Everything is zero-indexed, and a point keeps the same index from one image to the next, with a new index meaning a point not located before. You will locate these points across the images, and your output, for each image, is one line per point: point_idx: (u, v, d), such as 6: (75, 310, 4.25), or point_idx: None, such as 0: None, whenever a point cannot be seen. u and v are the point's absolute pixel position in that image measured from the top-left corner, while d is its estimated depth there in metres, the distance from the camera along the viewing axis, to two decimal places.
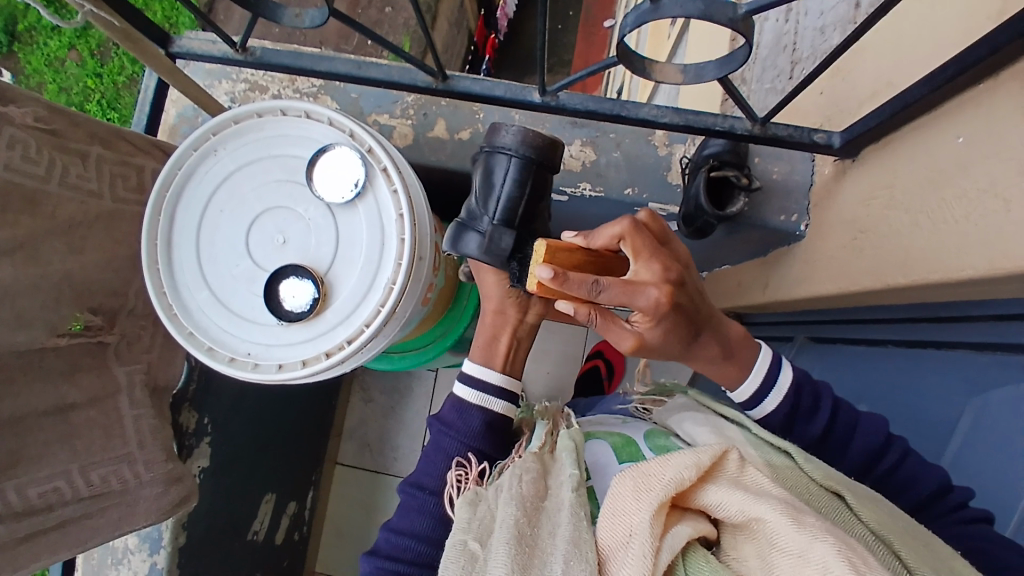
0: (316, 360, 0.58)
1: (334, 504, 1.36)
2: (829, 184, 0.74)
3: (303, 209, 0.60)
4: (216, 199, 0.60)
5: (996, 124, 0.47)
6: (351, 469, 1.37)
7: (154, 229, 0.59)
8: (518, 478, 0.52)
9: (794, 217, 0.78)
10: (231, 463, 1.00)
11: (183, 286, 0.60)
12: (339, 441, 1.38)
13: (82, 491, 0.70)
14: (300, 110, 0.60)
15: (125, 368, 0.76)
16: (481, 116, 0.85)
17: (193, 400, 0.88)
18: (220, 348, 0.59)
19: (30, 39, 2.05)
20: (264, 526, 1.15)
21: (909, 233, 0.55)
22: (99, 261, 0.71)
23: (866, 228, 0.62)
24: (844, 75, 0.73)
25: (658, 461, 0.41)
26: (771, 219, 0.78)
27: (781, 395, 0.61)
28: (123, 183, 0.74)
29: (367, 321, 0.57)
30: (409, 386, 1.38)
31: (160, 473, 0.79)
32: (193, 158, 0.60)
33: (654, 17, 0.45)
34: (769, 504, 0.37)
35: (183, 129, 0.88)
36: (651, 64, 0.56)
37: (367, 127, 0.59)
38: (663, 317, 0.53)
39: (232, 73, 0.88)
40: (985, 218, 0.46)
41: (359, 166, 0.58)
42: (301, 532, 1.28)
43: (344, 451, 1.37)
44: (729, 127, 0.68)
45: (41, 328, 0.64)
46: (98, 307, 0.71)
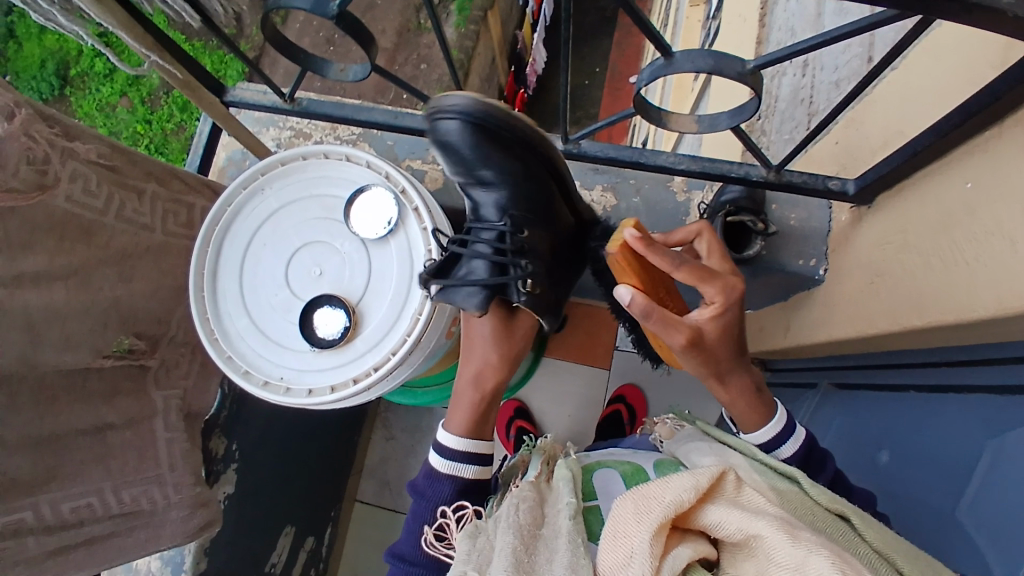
0: (344, 385, 0.60)
1: (351, 545, 1.36)
2: (846, 230, 0.75)
3: (339, 244, 0.64)
4: (259, 234, 0.65)
5: (1002, 169, 0.49)
6: (368, 508, 1.37)
7: (202, 260, 0.64)
8: (516, 507, 0.53)
9: (812, 261, 0.80)
10: (255, 492, 1.02)
11: (225, 314, 0.64)
12: (360, 479, 1.39)
13: (113, 508, 0.73)
14: (341, 154, 0.65)
15: (162, 393, 0.79)
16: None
17: (222, 427, 0.91)
18: (255, 372, 0.62)
19: (83, 84, 2.22)
20: (282, 560, 1.15)
21: (921, 278, 0.56)
22: (146, 289, 0.75)
23: (882, 270, 0.63)
24: (857, 125, 0.76)
25: (657, 484, 0.42)
26: (789, 263, 0.80)
27: (798, 442, 0.61)
28: (174, 218, 0.79)
29: (393, 349, 0.60)
30: (430, 425, 1.39)
31: (187, 496, 0.81)
32: (242, 196, 0.65)
33: (667, 71, 0.49)
34: (766, 520, 0.38)
35: (231, 172, 0.94)
36: (667, 115, 0.60)
37: (401, 170, 0.64)
38: (729, 311, 0.57)
39: (279, 121, 0.95)
40: (992, 259, 0.47)
41: (393, 206, 0.62)
42: (316, 570, 1.28)
43: (363, 489, 1.38)
44: (744, 174, 0.71)
45: (88, 348, 0.69)
46: (141, 333, 0.76)
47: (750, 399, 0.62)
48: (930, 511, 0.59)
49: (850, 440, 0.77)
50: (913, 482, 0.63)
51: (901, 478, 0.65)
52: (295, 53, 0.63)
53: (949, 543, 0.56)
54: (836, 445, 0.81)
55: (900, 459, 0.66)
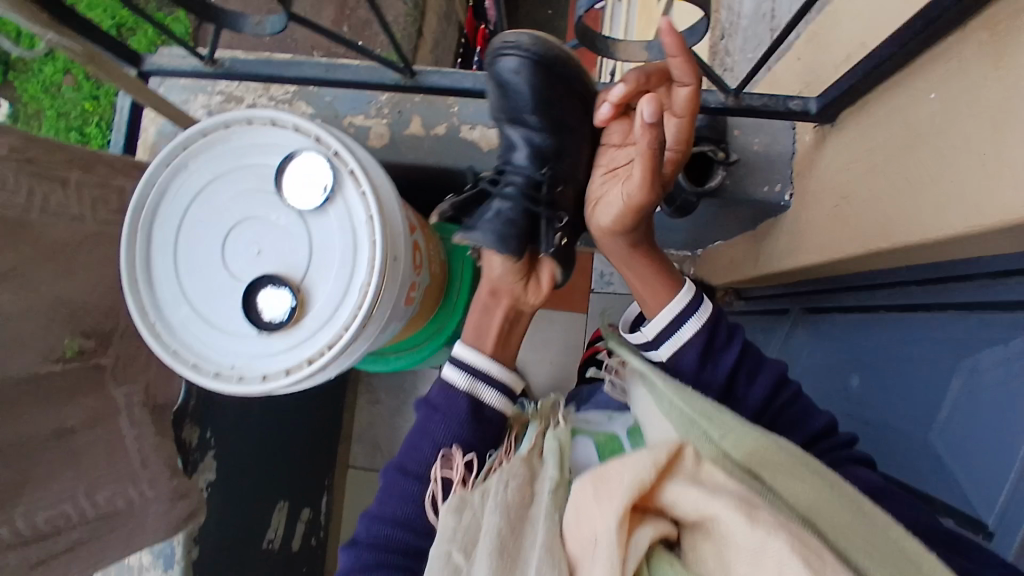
0: (299, 366, 0.58)
1: (350, 508, 1.38)
2: (811, 152, 0.72)
3: (275, 218, 0.59)
4: (189, 215, 0.60)
5: (967, 77, 0.45)
6: (362, 471, 1.38)
7: (132, 250, 0.60)
8: (503, 481, 0.50)
9: (777, 187, 0.77)
10: (240, 473, 1.01)
11: (165, 304, 0.60)
12: (351, 445, 1.39)
13: (89, 512, 0.71)
14: (265, 119, 0.60)
15: (123, 389, 0.77)
16: (455, 110, 0.85)
17: (194, 414, 0.89)
18: (204, 362, 0.59)
19: (21, 65, 2.07)
20: (280, 532, 1.16)
21: (888, 198, 0.53)
22: (86, 285, 0.71)
23: (848, 193, 0.61)
24: (818, 38, 0.71)
25: (616, 464, 0.41)
26: (754, 192, 0.77)
27: (733, 347, 0.63)
28: (104, 205, 0.74)
29: (345, 324, 0.57)
30: (414, 385, 1.38)
31: (165, 489, 0.80)
32: (164, 175, 0.60)
33: None
34: (724, 501, 0.38)
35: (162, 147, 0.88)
36: (614, 44, 0.56)
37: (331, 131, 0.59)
38: (681, 173, 0.62)
39: (207, 86, 0.88)
40: (961, 175, 0.45)
41: (327, 171, 0.58)
42: (318, 536, 1.30)
43: (354, 454, 1.39)
44: (702, 102, 0.68)
45: (33, 354, 0.65)
46: (90, 331, 0.72)
47: (651, 275, 0.66)
48: (902, 433, 0.59)
49: (822, 365, 0.77)
50: (885, 405, 0.62)
51: (875, 403, 0.64)
52: (201, 9, 0.57)
53: (922, 466, 0.56)
54: (808, 371, 0.81)
55: (872, 383, 0.65)
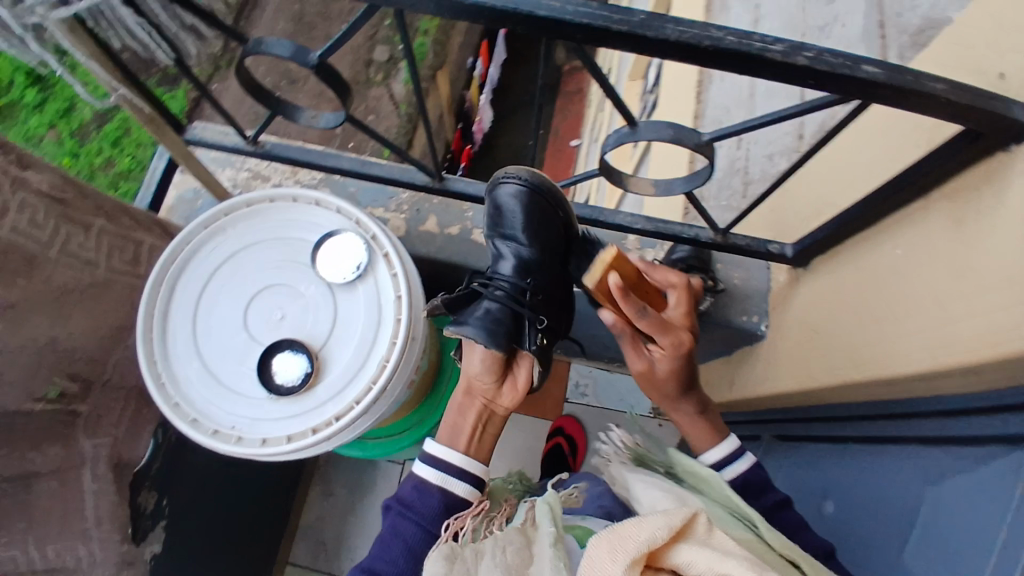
0: (303, 435, 0.62)
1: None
2: (784, 289, 0.88)
3: (303, 288, 0.67)
4: (219, 274, 0.67)
5: (929, 245, 0.62)
6: (302, 570, 1.23)
7: (152, 300, 0.64)
8: (503, 548, 0.63)
9: (754, 318, 0.90)
10: (184, 552, 0.90)
11: (174, 358, 0.64)
12: (299, 516, 1.26)
13: (36, 563, 0.69)
14: (334, 205, 0.69)
15: (92, 442, 0.74)
16: (469, 215, 0.94)
17: (154, 479, 0.82)
18: (204, 421, 0.62)
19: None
20: None
21: (885, 208, 0.68)
22: (86, 328, 0.72)
23: (853, 306, 0.72)
24: (824, 215, 0.80)
25: (632, 527, 0.56)
26: (734, 319, 0.90)
27: (748, 462, 0.73)
28: (119, 255, 0.76)
29: (338, 415, 0.62)
30: (373, 481, 1.28)
31: (113, 554, 0.76)
32: (202, 235, 0.67)
33: (631, 137, 0.62)
34: (733, 563, 0.53)
35: (180, 211, 0.90)
36: (627, 178, 0.72)
37: (371, 217, 0.67)
38: (680, 359, 0.72)
39: (236, 163, 0.95)
40: (1004, 253, 0.51)
41: (363, 252, 0.66)
42: None
43: (297, 551, 1.24)
44: (695, 236, 0.82)
45: (20, 390, 0.66)
46: (76, 374, 0.72)
47: (695, 423, 0.78)
48: None
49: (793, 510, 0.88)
50: None
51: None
52: (269, 100, 0.71)
53: None
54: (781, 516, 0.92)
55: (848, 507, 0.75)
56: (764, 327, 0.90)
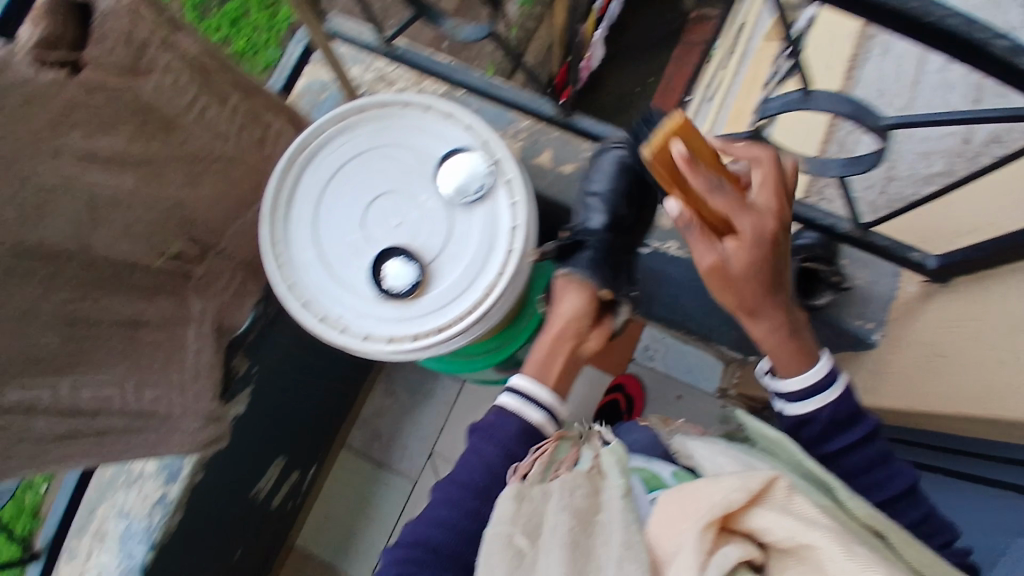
0: (401, 339, 0.65)
1: (331, 488, 1.30)
2: (915, 301, 0.81)
3: (421, 200, 0.66)
4: (344, 170, 0.66)
5: None
6: (354, 456, 1.31)
7: (279, 184, 0.65)
8: (571, 491, 0.65)
9: (869, 325, 0.86)
10: (261, 418, 0.96)
11: (293, 243, 0.66)
12: (360, 407, 1.34)
13: (131, 404, 0.72)
14: (465, 121, 0.66)
15: (201, 303, 0.78)
16: (587, 154, 0.89)
17: (248, 347, 0.88)
18: (314, 305, 0.65)
19: None
20: (268, 485, 1.07)
21: None
22: (211, 196, 0.74)
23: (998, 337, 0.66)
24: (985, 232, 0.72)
25: (707, 487, 0.57)
26: (848, 321, 0.86)
27: (841, 388, 0.66)
28: (248, 135, 0.76)
29: (438, 328, 0.64)
30: (432, 390, 1.33)
31: (205, 407, 0.79)
32: (333, 128, 0.66)
33: (801, 103, 0.60)
34: (818, 533, 0.52)
35: (305, 101, 0.91)
36: (780, 149, 0.67)
37: (502, 141, 0.65)
38: (760, 247, 0.57)
39: (364, 62, 0.94)
40: None
41: (488, 174, 0.65)
42: (293, 503, 1.20)
43: (354, 437, 1.32)
44: (831, 224, 0.79)
45: (143, 241, 0.68)
46: (196, 238, 0.75)
47: (779, 337, 0.64)
48: None
49: None
50: None
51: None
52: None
53: None
54: None
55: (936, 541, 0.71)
56: (878, 337, 0.86)
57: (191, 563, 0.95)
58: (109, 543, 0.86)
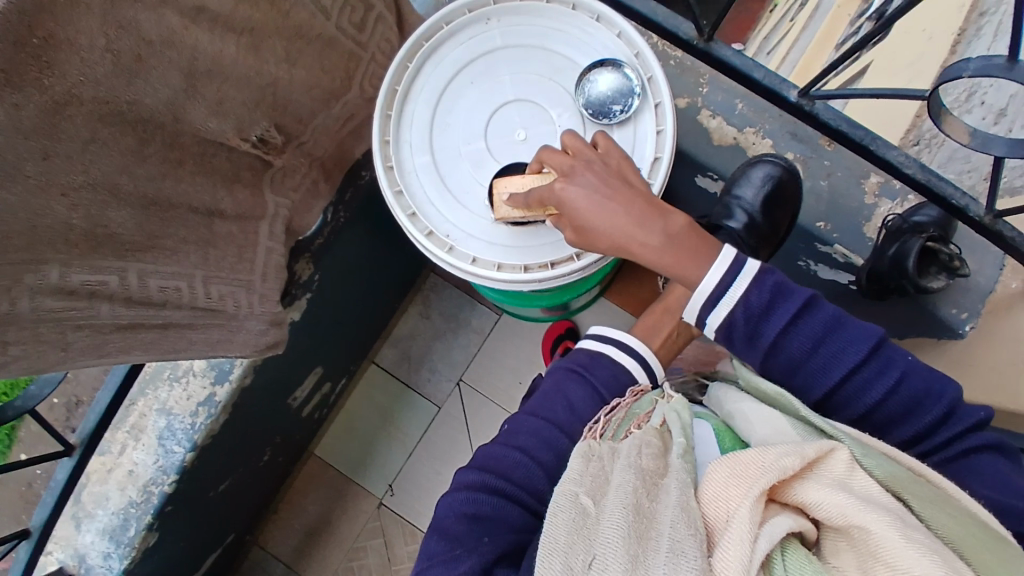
0: (513, 269, 0.59)
1: (355, 405, 1.27)
2: (1013, 299, 0.78)
3: (554, 114, 0.60)
4: (471, 69, 0.60)
5: None
6: (384, 373, 1.28)
7: (399, 75, 0.60)
8: (638, 449, 0.55)
9: (963, 315, 0.81)
10: (314, 327, 0.92)
11: (407, 145, 0.60)
12: (393, 326, 1.29)
13: (198, 300, 0.67)
14: (616, 28, 0.59)
15: (273, 196, 0.73)
16: (703, 90, 0.81)
17: (313, 253, 0.83)
18: (421, 217, 0.59)
19: None
20: (304, 394, 1.04)
21: None
22: (303, 80, 0.68)
23: None
24: None
25: (757, 451, 0.46)
26: (940, 308, 0.81)
27: (750, 278, 0.56)
28: (349, 14, 0.69)
29: (555, 261, 0.58)
30: (468, 318, 1.29)
31: (268, 310, 0.76)
32: (465, 19, 0.60)
33: (1004, 73, 0.53)
34: (876, 515, 0.41)
35: None
36: (946, 116, 0.61)
37: (655, 57, 0.58)
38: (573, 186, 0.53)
39: None
40: None
41: (634, 94, 0.58)
42: (322, 413, 1.18)
43: (383, 355, 1.28)
44: (964, 205, 0.72)
45: (233, 120, 0.63)
46: (281, 126, 0.69)
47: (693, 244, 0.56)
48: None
49: None
50: None
51: None
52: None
53: None
54: None
55: None
56: (970, 329, 0.81)
57: (226, 464, 0.92)
58: (146, 442, 0.81)
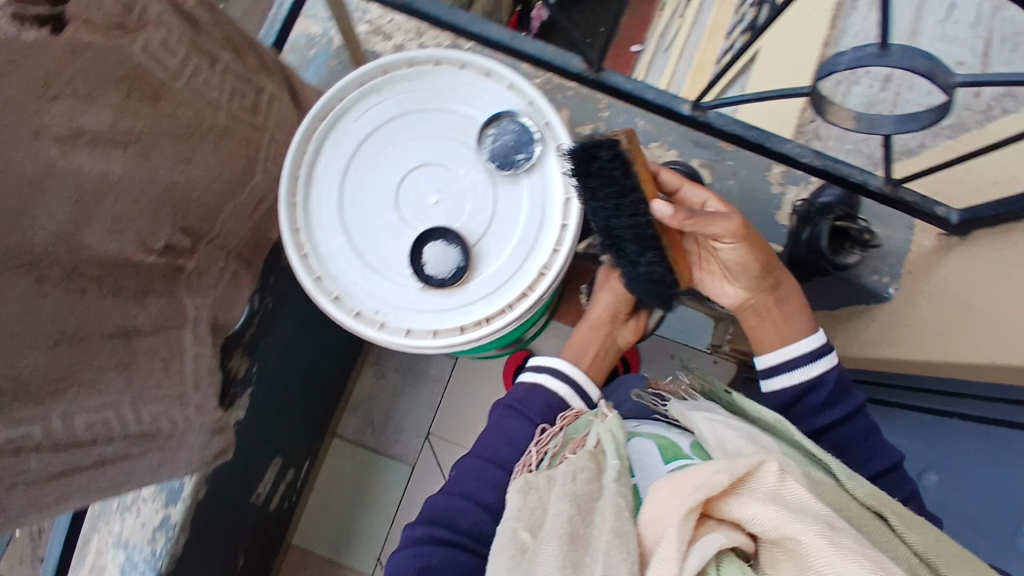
0: (448, 332, 0.58)
1: (324, 481, 1.23)
2: (929, 257, 0.82)
3: (462, 172, 0.60)
4: (370, 141, 0.60)
5: None
6: (349, 444, 1.24)
7: (298, 159, 0.58)
8: (573, 474, 0.52)
9: (885, 279, 0.86)
10: (263, 418, 0.88)
11: (318, 227, 0.59)
12: (350, 393, 1.26)
13: (130, 427, 0.64)
14: (506, 80, 0.60)
15: (193, 300, 0.69)
16: (606, 114, 0.83)
17: (246, 346, 0.79)
18: (346, 299, 0.58)
19: None
20: (267, 490, 0.99)
21: None
22: (204, 177, 0.64)
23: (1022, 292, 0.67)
24: (1005, 191, 0.74)
25: (694, 470, 0.45)
26: (865, 278, 0.86)
27: (828, 365, 0.68)
28: (241, 100, 0.67)
29: (488, 318, 0.58)
30: (426, 369, 1.27)
31: (209, 418, 0.72)
32: (356, 92, 0.59)
33: (879, 60, 0.55)
34: (806, 525, 0.41)
35: (292, 59, 0.81)
36: (829, 106, 0.65)
37: (550, 102, 0.59)
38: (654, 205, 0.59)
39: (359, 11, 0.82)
40: None
41: (536, 141, 0.59)
42: (290, 501, 1.12)
43: (346, 425, 1.25)
44: (862, 180, 0.75)
45: (133, 235, 0.59)
46: (188, 228, 0.65)
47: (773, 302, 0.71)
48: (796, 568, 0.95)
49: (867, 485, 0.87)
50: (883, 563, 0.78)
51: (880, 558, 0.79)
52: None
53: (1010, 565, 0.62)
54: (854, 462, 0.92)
55: (953, 485, 0.74)
56: (892, 291, 0.86)
57: None
58: None
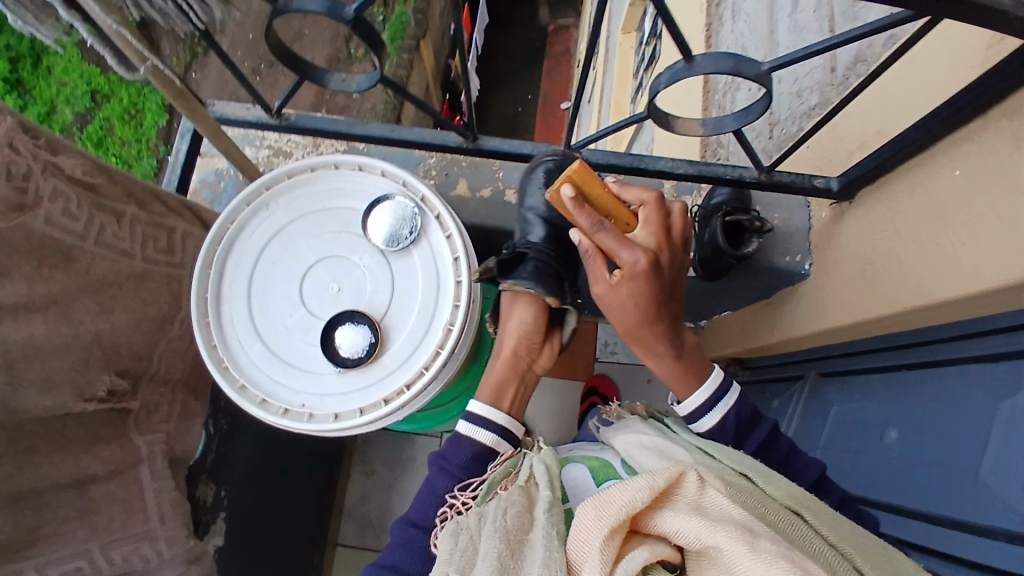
0: (373, 407, 0.61)
1: None
2: (828, 227, 0.87)
3: (357, 258, 0.65)
4: (268, 251, 0.65)
5: (985, 159, 0.59)
6: (351, 549, 1.23)
7: (205, 283, 0.63)
8: (503, 510, 0.55)
9: (798, 257, 0.91)
10: (244, 540, 0.89)
11: (235, 340, 0.63)
12: (343, 496, 1.26)
13: (104, 569, 0.67)
14: (378, 169, 0.66)
15: (144, 437, 0.72)
16: (500, 175, 0.91)
17: (210, 472, 0.82)
18: (273, 400, 0.61)
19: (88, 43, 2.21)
20: None
21: (924, 143, 0.67)
22: (130, 321, 0.69)
23: (903, 237, 0.71)
24: (869, 151, 0.79)
25: (618, 488, 0.47)
26: (779, 260, 0.91)
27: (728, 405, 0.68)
28: (153, 244, 0.73)
29: (408, 383, 0.61)
30: (412, 455, 1.28)
31: (181, 550, 0.75)
32: (246, 212, 0.65)
33: (688, 72, 0.60)
34: (726, 532, 0.42)
35: (204, 195, 0.88)
36: (676, 120, 0.71)
37: (420, 179, 0.65)
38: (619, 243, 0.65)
39: (256, 140, 0.91)
40: None
41: (415, 215, 0.64)
42: None
43: (344, 531, 1.24)
44: (738, 174, 0.81)
45: (69, 389, 0.63)
46: (123, 371, 0.69)
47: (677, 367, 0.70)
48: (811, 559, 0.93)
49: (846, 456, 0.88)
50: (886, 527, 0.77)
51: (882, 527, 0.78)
52: (297, 65, 0.67)
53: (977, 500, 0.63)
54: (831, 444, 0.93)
55: (909, 436, 0.75)
56: (809, 266, 0.91)
57: None
58: None
